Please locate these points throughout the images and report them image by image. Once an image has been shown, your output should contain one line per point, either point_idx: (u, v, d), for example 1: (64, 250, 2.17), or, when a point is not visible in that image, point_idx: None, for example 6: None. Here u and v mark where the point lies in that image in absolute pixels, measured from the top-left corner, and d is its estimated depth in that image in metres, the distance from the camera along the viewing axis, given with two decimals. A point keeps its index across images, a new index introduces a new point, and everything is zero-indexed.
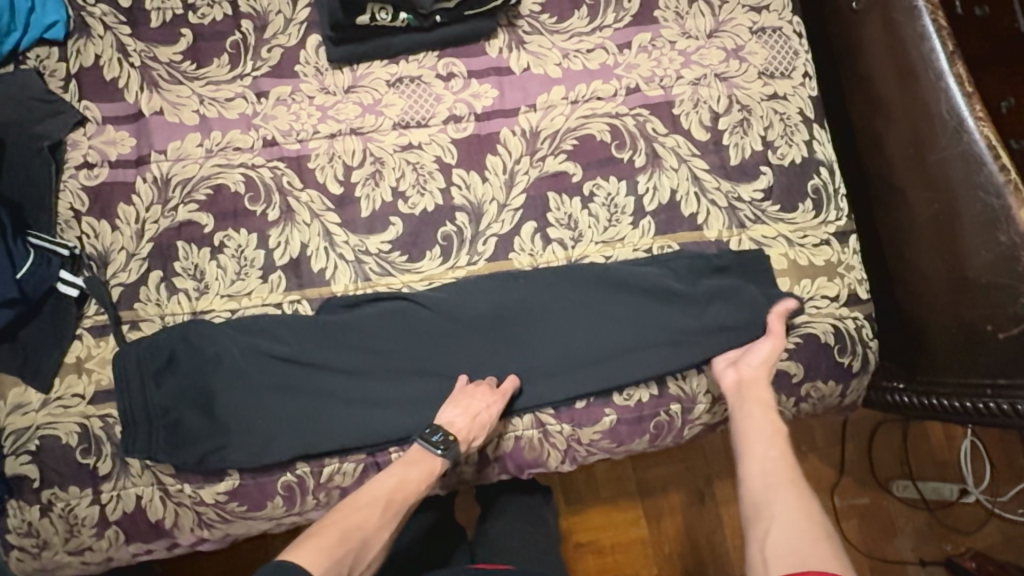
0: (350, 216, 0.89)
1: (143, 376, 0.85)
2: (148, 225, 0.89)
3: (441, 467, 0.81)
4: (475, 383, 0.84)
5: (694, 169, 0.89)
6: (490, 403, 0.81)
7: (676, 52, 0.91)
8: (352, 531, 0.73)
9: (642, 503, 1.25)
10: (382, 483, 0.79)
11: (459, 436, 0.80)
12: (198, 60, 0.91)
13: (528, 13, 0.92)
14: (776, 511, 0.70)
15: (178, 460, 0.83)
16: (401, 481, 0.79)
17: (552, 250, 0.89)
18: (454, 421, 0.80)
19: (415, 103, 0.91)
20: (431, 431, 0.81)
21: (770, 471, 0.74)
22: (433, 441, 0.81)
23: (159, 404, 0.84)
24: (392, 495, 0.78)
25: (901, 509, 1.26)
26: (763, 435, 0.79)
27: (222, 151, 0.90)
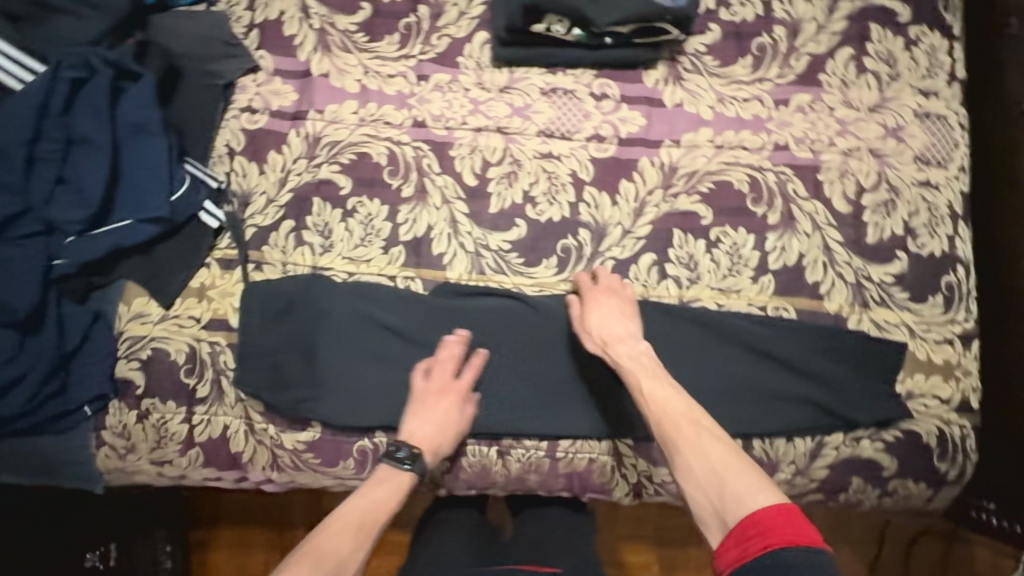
0: (478, 209, 0.92)
1: (262, 316, 0.90)
2: (292, 176, 0.94)
3: (411, 482, 0.84)
4: (456, 389, 0.85)
5: (827, 238, 0.88)
6: (451, 410, 0.84)
7: (834, 118, 0.90)
8: (324, 561, 0.75)
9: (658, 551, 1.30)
10: (351, 509, 0.81)
11: (425, 448, 0.84)
12: (372, 33, 0.96)
13: (692, 51, 0.93)
14: (683, 444, 0.75)
15: (278, 402, 0.88)
16: (373, 501, 0.82)
17: (665, 285, 0.89)
18: (416, 434, 0.84)
19: (564, 115, 0.93)
20: (394, 447, 0.85)
21: (665, 406, 0.79)
22: (399, 457, 0.84)
23: (271, 345, 0.89)
24: (359, 520, 0.81)
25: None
26: (639, 377, 0.81)
27: (373, 122, 0.94)
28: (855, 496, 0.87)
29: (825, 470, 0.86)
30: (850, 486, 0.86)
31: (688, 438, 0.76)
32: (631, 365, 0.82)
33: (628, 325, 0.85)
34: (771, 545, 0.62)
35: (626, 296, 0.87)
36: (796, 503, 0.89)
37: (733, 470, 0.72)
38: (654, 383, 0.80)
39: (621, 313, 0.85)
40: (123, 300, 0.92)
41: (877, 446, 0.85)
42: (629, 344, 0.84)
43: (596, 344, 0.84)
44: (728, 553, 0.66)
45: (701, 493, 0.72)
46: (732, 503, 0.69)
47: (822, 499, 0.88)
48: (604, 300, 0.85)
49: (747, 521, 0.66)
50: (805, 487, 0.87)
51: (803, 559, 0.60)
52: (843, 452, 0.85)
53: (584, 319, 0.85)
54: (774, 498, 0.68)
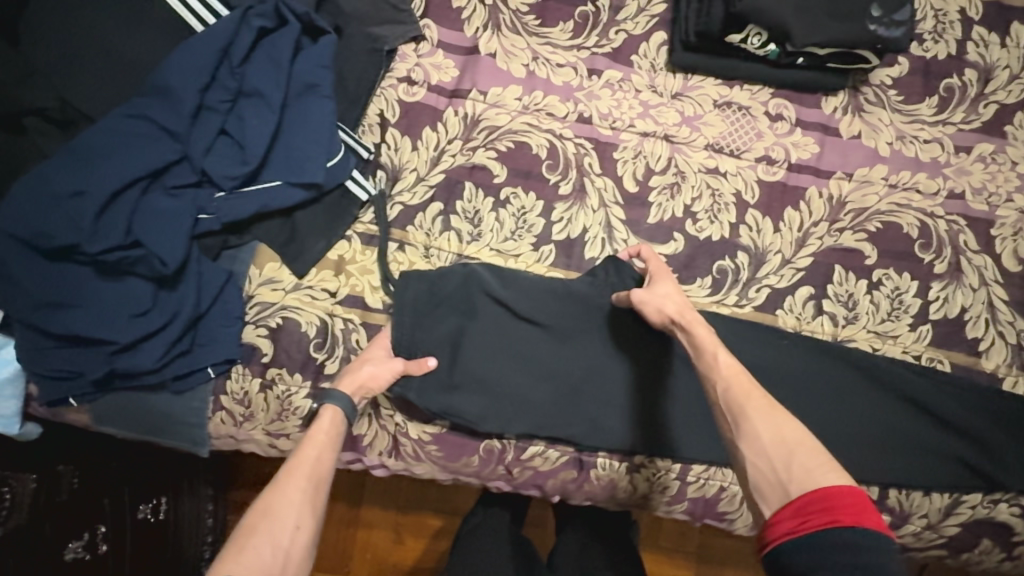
0: (636, 217, 0.89)
1: (413, 314, 0.85)
2: (445, 156, 0.90)
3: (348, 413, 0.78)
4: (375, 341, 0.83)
5: (993, 295, 0.86)
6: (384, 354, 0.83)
7: (1015, 173, 0.87)
8: (283, 521, 0.69)
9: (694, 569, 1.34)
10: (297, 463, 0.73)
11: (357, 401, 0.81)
12: (544, 18, 0.91)
13: (876, 83, 0.89)
14: (753, 413, 0.66)
15: (425, 405, 0.84)
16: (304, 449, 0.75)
17: (820, 321, 0.87)
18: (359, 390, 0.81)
19: (736, 132, 0.90)
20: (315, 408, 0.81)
21: (736, 373, 0.70)
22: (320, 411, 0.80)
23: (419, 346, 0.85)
24: (310, 471, 0.73)
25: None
26: (713, 344, 0.73)
27: (536, 111, 0.90)
28: (977, 556, 0.86)
29: (957, 527, 0.85)
30: (977, 546, 0.86)
31: (760, 408, 0.66)
32: (702, 339, 0.74)
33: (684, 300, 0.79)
34: (835, 522, 0.56)
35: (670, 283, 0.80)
36: (915, 554, 0.88)
37: (803, 445, 0.63)
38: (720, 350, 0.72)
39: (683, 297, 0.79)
40: (255, 263, 0.88)
41: (1014, 511, 0.84)
42: (689, 316, 0.76)
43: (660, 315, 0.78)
44: (780, 524, 0.59)
45: (764, 460, 0.63)
46: (799, 476, 0.60)
47: (943, 554, 0.87)
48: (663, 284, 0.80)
49: (816, 497, 0.57)
50: (931, 542, 0.86)
51: (864, 543, 0.54)
52: (978, 512, 0.84)
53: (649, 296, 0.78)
54: (845, 480, 0.60)
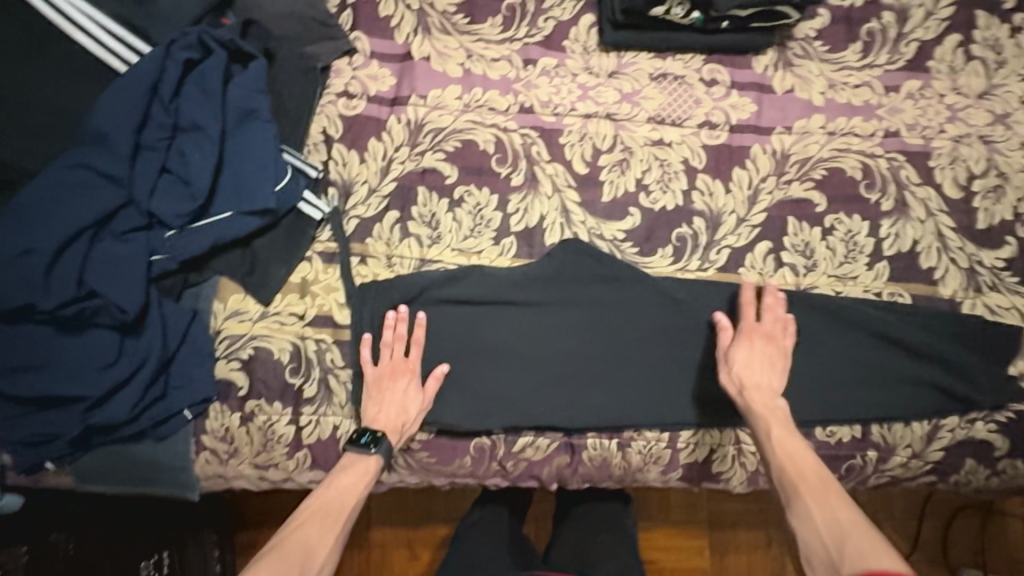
0: (590, 198, 0.90)
1: (377, 326, 0.86)
2: (394, 165, 0.90)
3: (377, 465, 0.81)
4: (389, 365, 0.84)
5: (940, 225, 0.88)
6: (406, 388, 0.84)
7: (944, 105, 0.90)
8: (299, 554, 0.73)
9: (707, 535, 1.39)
10: (325, 496, 0.79)
11: (388, 431, 0.81)
12: (473, 15, 0.92)
13: (801, 37, 0.92)
14: (808, 493, 0.73)
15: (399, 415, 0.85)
16: (337, 487, 0.80)
17: (782, 273, 0.89)
18: (377, 418, 0.82)
19: (676, 101, 0.92)
20: (357, 433, 0.81)
21: (794, 455, 0.77)
22: (361, 442, 0.81)
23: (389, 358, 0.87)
24: (341, 506, 0.78)
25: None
26: (771, 424, 0.79)
27: (478, 108, 0.91)
28: (965, 477, 0.89)
29: (942, 452, 0.87)
30: (963, 467, 0.88)
31: (815, 492, 0.73)
32: (766, 415, 0.80)
33: (757, 368, 0.83)
34: None
35: (773, 347, 0.84)
36: (908, 485, 0.91)
37: (851, 530, 0.68)
38: (779, 430, 0.79)
39: (761, 360, 0.83)
40: (219, 297, 0.87)
41: (991, 428, 0.87)
42: (756, 390, 0.82)
43: (732, 381, 0.83)
44: None
45: (816, 541, 0.69)
46: (849, 555, 0.65)
47: (933, 481, 0.90)
48: (741, 348, 0.84)
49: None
50: (919, 470, 0.88)
51: None
52: (958, 434, 0.87)
53: (731, 356, 0.84)
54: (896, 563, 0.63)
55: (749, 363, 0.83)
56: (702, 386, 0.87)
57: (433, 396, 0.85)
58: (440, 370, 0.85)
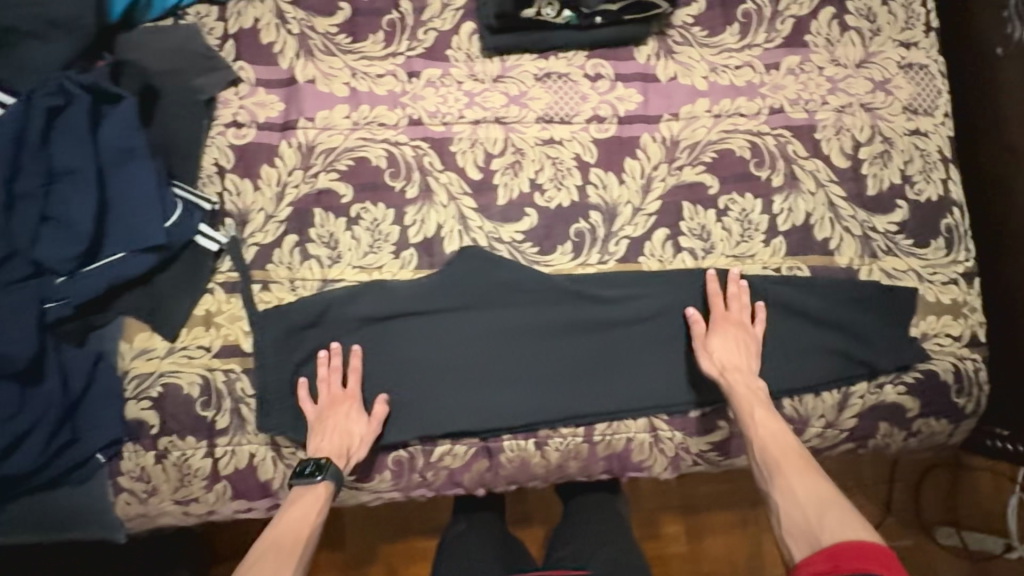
0: (486, 202, 0.91)
1: (278, 352, 0.85)
2: (289, 189, 0.90)
3: (329, 490, 0.81)
4: (331, 392, 0.84)
5: (831, 195, 0.90)
6: (348, 414, 0.83)
7: (824, 78, 0.92)
8: None
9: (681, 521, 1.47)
10: (278, 531, 0.76)
11: (332, 458, 0.81)
12: (355, 34, 0.92)
13: (679, 24, 0.93)
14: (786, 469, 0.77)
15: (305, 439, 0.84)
16: (288, 523, 0.77)
17: (681, 258, 0.90)
18: (321, 445, 0.82)
19: (562, 99, 0.93)
20: (302, 461, 0.81)
21: (775, 435, 0.80)
22: (305, 473, 0.80)
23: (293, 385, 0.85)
24: (294, 537, 0.76)
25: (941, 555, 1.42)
26: (753, 405, 0.82)
27: (367, 125, 0.91)
28: (882, 441, 0.90)
29: (855, 419, 0.88)
30: (878, 431, 0.89)
31: (796, 468, 0.77)
32: (748, 397, 0.82)
33: (735, 353, 0.84)
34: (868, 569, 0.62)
35: (744, 333, 0.86)
36: (829, 455, 0.91)
37: (832, 504, 0.72)
38: (763, 412, 0.82)
39: (732, 345, 0.85)
40: (125, 337, 0.87)
41: (900, 390, 0.88)
42: (734, 373, 0.83)
43: (713, 367, 0.84)
44: (815, 565, 0.66)
45: (799, 514, 0.73)
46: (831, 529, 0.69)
47: (852, 448, 0.91)
48: (717, 338, 0.85)
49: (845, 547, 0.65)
50: (836, 439, 0.89)
51: None
52: (868, 400, 0.88)
53: (709, 344, 0.85)
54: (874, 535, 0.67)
55: (727, 347, 0.84)
56: (610, 377, 0.87)
57: (381, 421, 0.84)
58: (384, 399, 0.84)
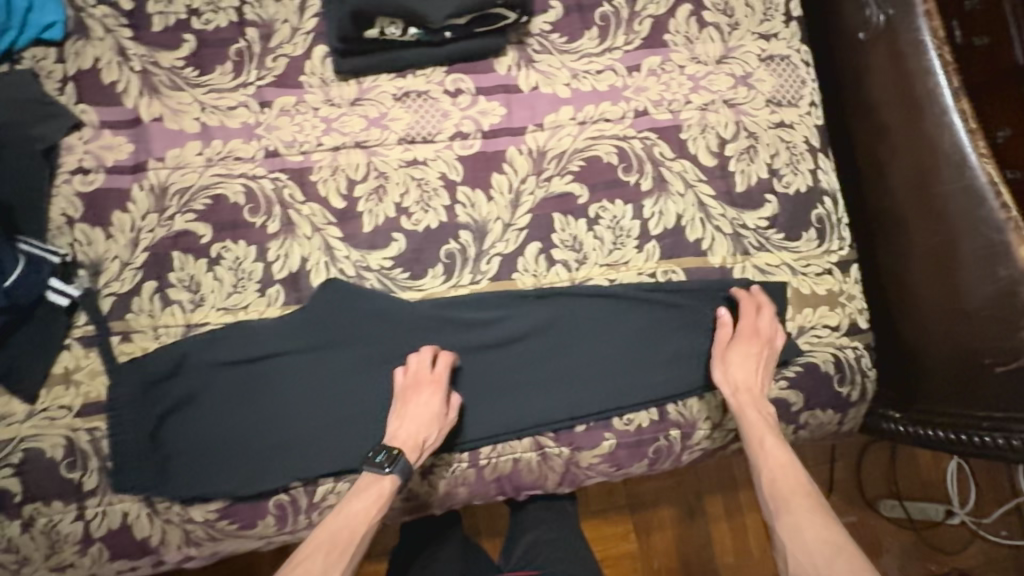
0: (351, 231, 0.88)
1: (138, 406, 0.82)
2: (143, 234, 0.87)
3: (391, 488, 0.79)
4: (410, 383, 0.82)
5: (700, 194, 0.89)
6: (430, 402, 0.80)
7: (685, 76, 0.91)
8: None
9: (631, 519, 1.38)
10: (337, 523, 0.77)
11: (404, 450, 0.79)
12: (202, 66, 0.89)
13: (537, 32, 0.91)
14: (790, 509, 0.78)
15: (171, 493, 0.81)
16: (348, 515, 0.78)
17: (555, 271, 0.88)
18: (396, 434, 0.81)
19: (423, 118, 0.90)
20: (373, 451, 0.80)
21: (784, 469, 0.81)
22: (377, 461, 0.79)
23: (156, 438, 0.82)
24: (349, 534, 0.77)
25: (887, 527, 1.45)
26: (763, 435, 0.83)
27: (222, 160, 0.88)
28: None
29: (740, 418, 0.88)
30: None
31: (804, 505, 0.78)
32: (754, 423, 0.83)
33: (750, 371, 0.84)
34: None
35: (760, 347, 0.84)
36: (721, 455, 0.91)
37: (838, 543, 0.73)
38: (772, 445, 0.82)
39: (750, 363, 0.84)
40: None
41: (782, 384, 0.88)
42: (749, 398, 0.83)
43: (727, 385, 0.84)
44: None
45: (804, 553, 0.74)
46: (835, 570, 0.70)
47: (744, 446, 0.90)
48: (741, 354, 0.84)
49: None
50: (725, 438, 0.89)
51: None
52: None
53: (728, 358, 0.85)
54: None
55: (745, 365, 0.84)
56: (565, 381, 0.87)
57: (455, 412, 0.84)
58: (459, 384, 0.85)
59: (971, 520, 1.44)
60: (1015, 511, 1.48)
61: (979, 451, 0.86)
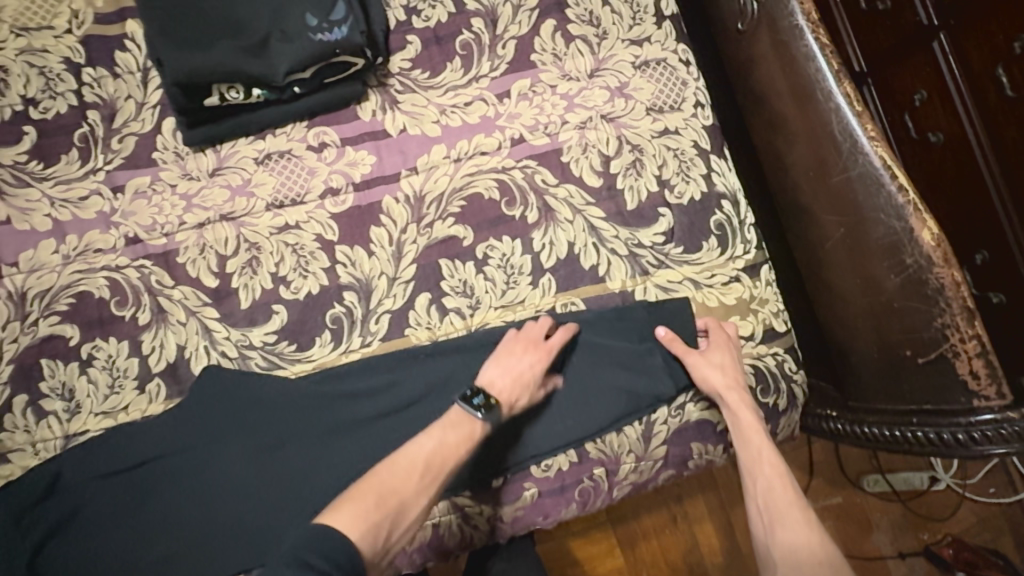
0: (229, 309, 0.83)
1: (15, 534, 0.76)
2: (7, 346, 0.81)
3: (481, 432, 0.75)
4: (522, 339, 0.80)
5: (590, 218, 0.84)
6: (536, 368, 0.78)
7: (558, 96, 0.86)
8: (393, 501, 0.66)
9: (614, 534, 1.26)
10: (427, 447, 0.71)
11: (501, 400, 0.76)
12: (45, 158, 0.84)
13: (397, 71, 0.86)
14: (783, 526, 0.73)
15: None
16: (441, 445, 0.71)
17: (449, 321, 0.84)
18: (496, 381, 0.77)
19: (288, 180, 0.85)
20: (470, 392, 0.76)
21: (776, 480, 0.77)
22: (473, 404, 0.75)
23: (37, 568, 0.76)
24: (438, 464, 0.70)
25: (875, 504, 1.38)
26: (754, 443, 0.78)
27: (81, 255, 0.83)
28: (702, 459, 0.85)
29: (664, 447, 0.84)
30: (694, 452, 0.85)
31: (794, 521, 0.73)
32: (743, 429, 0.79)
33: (725, 374, 0.80)
34: None
35: (725, 356, 0.81)
36: (653, 486, 0.87)
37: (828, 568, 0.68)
38: (763, 459, 0.78)
39: (720, 365, 0.80)
40: None
41: (702, 406, 0.84)
42: (739, 397, 0.79)
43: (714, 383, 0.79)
44: None
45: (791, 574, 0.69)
46: None
47: (676, 473, 0.86)
48: (714, 358, 0.81)
49: None
50: (653, 469, 0.84)
51: None
52: (672, 424, 0.84)
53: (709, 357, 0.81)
54: None
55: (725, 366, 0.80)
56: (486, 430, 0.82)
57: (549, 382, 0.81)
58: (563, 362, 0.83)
59: (957, 483, 1.39)
60: (1000, 467, 1.42)
61: (916, 448, 0.81)
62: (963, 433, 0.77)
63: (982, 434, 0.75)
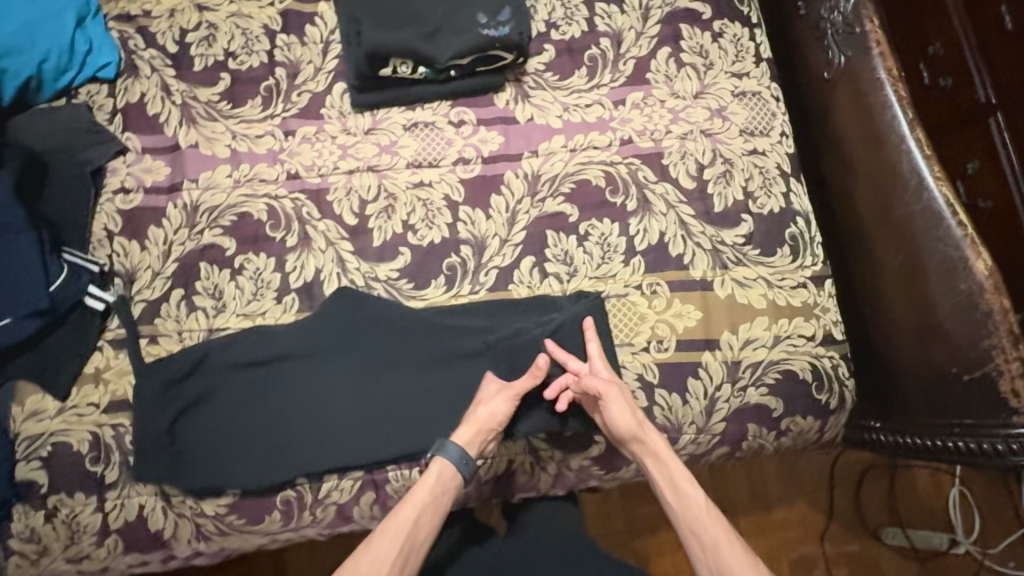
0: (362, 245, 0.97)
1: (157, 403, 0.88)
2: (174, 247, 0.96)
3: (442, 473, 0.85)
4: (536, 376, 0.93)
5: (681, 214, 0.97)
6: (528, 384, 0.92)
7: (666, 109, 1.01)
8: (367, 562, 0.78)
9: (633, 546, 1.30)
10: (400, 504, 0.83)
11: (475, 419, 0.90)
12: (234, 100, 1.00)
13: (533, 71, 1.02)
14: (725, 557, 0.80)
15: (182, 487, 0.87)
16: (406, 500, 0.83)
17: (548, 283, 0.96)
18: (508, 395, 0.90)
19: (429, 145, 1.00)
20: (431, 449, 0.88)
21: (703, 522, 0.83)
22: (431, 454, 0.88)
23: (170, 435, 0.88)
24: (399, 518, 0.81)
25: (892, 557, 1.42)
26: (672, 491, 0.85)
27: (249, 181, 0.98)
28: (755, 442, 0.95)
29: (724, 423, 0.93)
30: (748, 433, 0.94)
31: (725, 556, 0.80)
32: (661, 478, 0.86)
33: (632, 417, 0.86)
34: None
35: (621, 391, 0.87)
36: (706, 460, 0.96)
37: None
38: (689, 507, 0.84)
39: (625, 406, 0.86)
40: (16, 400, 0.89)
41: (762, 391, 0.93)
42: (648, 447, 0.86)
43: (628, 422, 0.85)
44: None
45: None
46: None
47: (729, 451, 0.95)
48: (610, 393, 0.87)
49: None
50: (710, 443, 0.94)
51: None
52: (734, 403, 0.93)
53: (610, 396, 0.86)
54: None
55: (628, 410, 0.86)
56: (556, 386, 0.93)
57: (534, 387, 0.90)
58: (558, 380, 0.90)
59: (977, 549, 1.40)
60: None
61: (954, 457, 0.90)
62: (1001, 444, 0.86)
63: (1019, 445, 0.84)
